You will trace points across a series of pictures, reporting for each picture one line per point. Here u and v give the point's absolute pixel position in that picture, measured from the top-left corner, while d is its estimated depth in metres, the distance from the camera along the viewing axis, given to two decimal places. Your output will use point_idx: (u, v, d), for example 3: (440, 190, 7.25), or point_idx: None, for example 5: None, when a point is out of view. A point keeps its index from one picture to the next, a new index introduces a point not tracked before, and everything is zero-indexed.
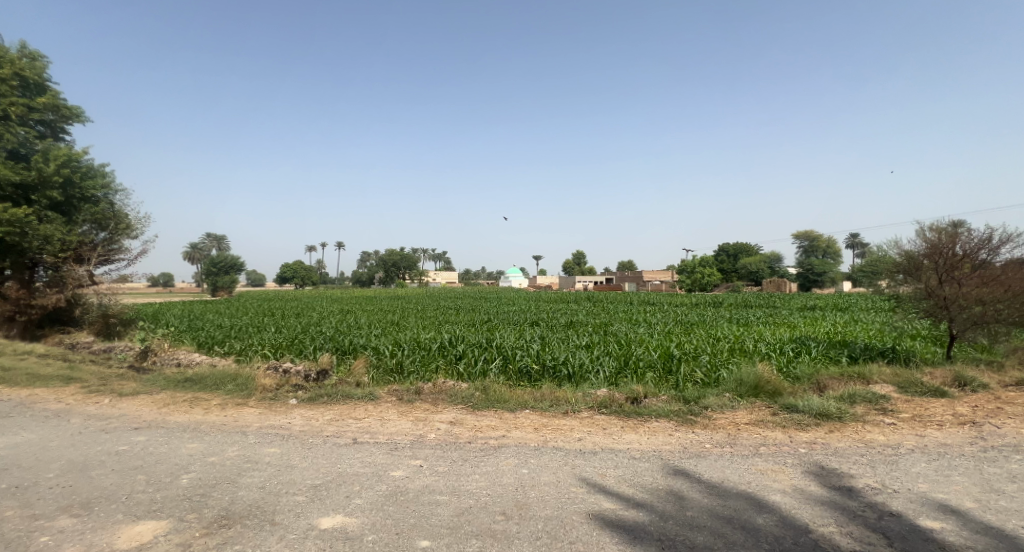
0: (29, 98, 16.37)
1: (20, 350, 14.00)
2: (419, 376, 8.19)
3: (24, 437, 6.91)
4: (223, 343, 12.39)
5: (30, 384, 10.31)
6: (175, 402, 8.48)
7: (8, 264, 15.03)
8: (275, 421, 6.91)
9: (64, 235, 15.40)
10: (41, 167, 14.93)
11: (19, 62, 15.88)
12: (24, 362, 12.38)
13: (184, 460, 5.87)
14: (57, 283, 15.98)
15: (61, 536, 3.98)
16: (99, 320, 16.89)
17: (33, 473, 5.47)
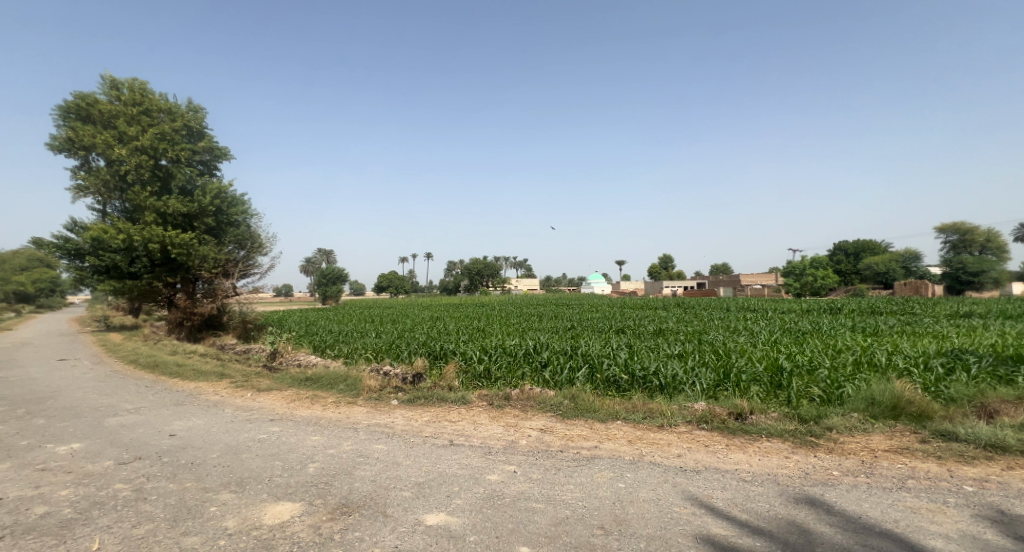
0: (193, 143, 19.86)
1: (186, 350, 16.76)
2: (506, 382, 8.43)
3: (193, 422, 8.30)
4: (333, 347, 13.77)
5: (194, 378, 12.34)
6: (300, 399, 9.61)
7: (178, 279, 18.24)
8: (380, 419, 7.56)
9: (217, 254, 18.19)
10: (200, 199, 17.97)
11: (186, 115, 19.57)
12: (189, 360, 14.77)
13: (310, 450, 6.65)
14: (211, 294, 18.84)
15: (225, 508, 4.73)
16: (240, 325, 19.53)
17: (201, 453, 6.55)
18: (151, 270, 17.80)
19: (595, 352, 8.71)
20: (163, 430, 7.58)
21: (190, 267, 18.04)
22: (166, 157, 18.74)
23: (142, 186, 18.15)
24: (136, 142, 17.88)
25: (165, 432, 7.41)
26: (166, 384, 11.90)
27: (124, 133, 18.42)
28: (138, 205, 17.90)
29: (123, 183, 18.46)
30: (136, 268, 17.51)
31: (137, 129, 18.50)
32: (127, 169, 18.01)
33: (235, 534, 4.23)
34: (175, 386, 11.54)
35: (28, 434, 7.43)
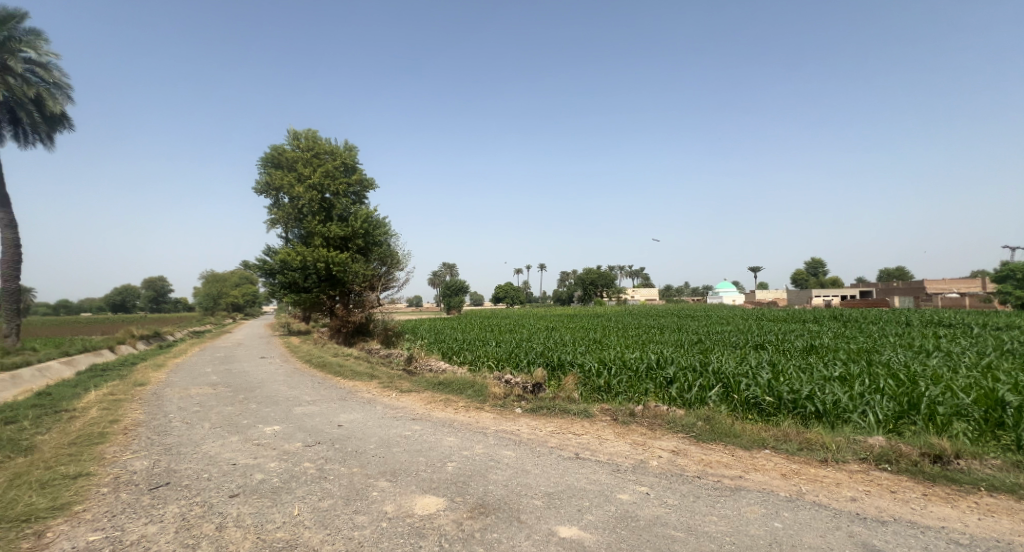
0: (349, 177, 23.30)
1: (343, 353, 19.20)
2: (628, 397, 8.11)
3: (352, 415, 9.47)
4: (458, 353, 14.65)
5: (351, 378, 14.08)
6: (435, 401, 10.36)
7: (336, 292, 21.20)
8: (507, 426, 7.79)
9: (365, 270, 20.88)
10: (353, 224, 20.90)
11: (344, 154, 23.15)
12: (346, 362, 16.88)
13: (447, 450, 7.11)
14: (361, 305, 21.49)
15: (384, 494, 5.28)
16: (383, 332, 21.85)
17: (361, 443, 7.42)
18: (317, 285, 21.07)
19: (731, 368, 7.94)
20: (333, 420, 8.78)
21: (345, 283, 20.87)
22: (329, 191, 22.28)
23: (312, 216, 21.74)
24: (310, 181, 21.72)
25: (334, 423, 8.58)
26: (331, 382, 13.79)
27: (301, 174, 22.44)
28: (309, 231, 21.44)
29: (299, 215, 22.29)
30: (308, 283, 20.62)
31: (309, 169, 22.41)
32: (302, 202, 21.75)
33: (392, 519, 4.66)
34: (337, 384, 13.28)
35: (239, 416, 9.20)
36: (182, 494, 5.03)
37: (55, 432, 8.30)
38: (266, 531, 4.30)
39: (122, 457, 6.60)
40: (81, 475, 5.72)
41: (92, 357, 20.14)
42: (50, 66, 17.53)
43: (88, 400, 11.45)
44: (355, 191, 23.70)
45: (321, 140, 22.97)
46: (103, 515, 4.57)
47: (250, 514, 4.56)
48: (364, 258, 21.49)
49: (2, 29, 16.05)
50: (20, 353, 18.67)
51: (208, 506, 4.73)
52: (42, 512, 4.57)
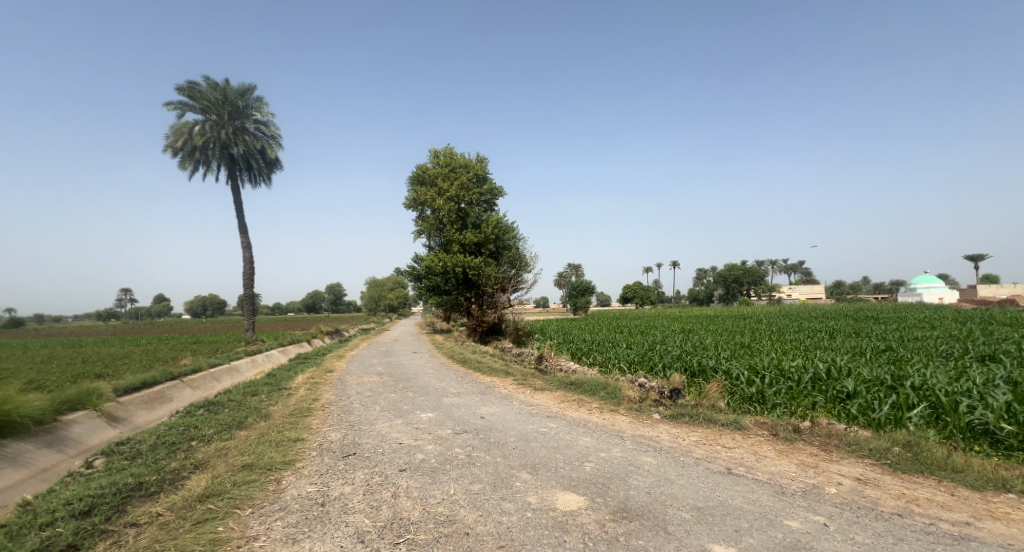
0: (480, 187, 24.82)
1: (481, 350, 20.44)
2: (792, 411, 7.22)
3: (492, 408, 10.08)
4: (588, 354, 14.50)
5: (489, 374, 14.94)
6: (568, 400, 10.49)
7: (472, 295, 22.71)
8: (645, 431, 7.58)
9: (498, 273, 21.95)
10: (484, 231, 22.26)
11: (475, 166, 24.76)
12: (485, 359, 17.96)
13: (583, 450, 7.15)
14: (493, 306, 22.50)
15: (527, 485, 5.54)
16: (514, 332, 22.52)
17: (502, 435, 7.85)
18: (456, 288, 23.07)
19: (937, 384, 6.59)
20: (476, 412, 9.48)
21: (480, 286, 22.21)
22: (464, 202, 24.03)
23: (451, 225, 23.68)
24: (448, 194, 23.69)
25: (477, 413, 9.26)
26: (473, 376, 14.84)
27: (440, 188, 24.61)
28: (448, 239, 23.45)
29: (439, 225, 24.49)
30: (448, 286, 22.49)
31: (447, 183, 24.47)
32: (443, 213, 23.83)
33: (536, 510, 4.88)
34: (477, 379, 14.26)
35: (401, 402, 10.52)
36: (366, 465, 6.19)
37: (279, 404, 10.69)
38: (430, 506, 4.96)
39: (324, 428, 8.26)
40: (299, 439, 7.42)
41: (295, 348, 24.77)
42: (267, 124, 23.17)
43: (295, 382, 14.20)
44: (486, 199, 25.16)
45: (456, 156, 24.94)
46: (315, 474, 5.94)
47: (416, 488, 5.37)
48: (495, 262, 22.64)
49: (243, 101, 22.03)
50: (251, 344, 23.92)
51: (384, 477, 5.73)
52: (276, 465, 6.20)
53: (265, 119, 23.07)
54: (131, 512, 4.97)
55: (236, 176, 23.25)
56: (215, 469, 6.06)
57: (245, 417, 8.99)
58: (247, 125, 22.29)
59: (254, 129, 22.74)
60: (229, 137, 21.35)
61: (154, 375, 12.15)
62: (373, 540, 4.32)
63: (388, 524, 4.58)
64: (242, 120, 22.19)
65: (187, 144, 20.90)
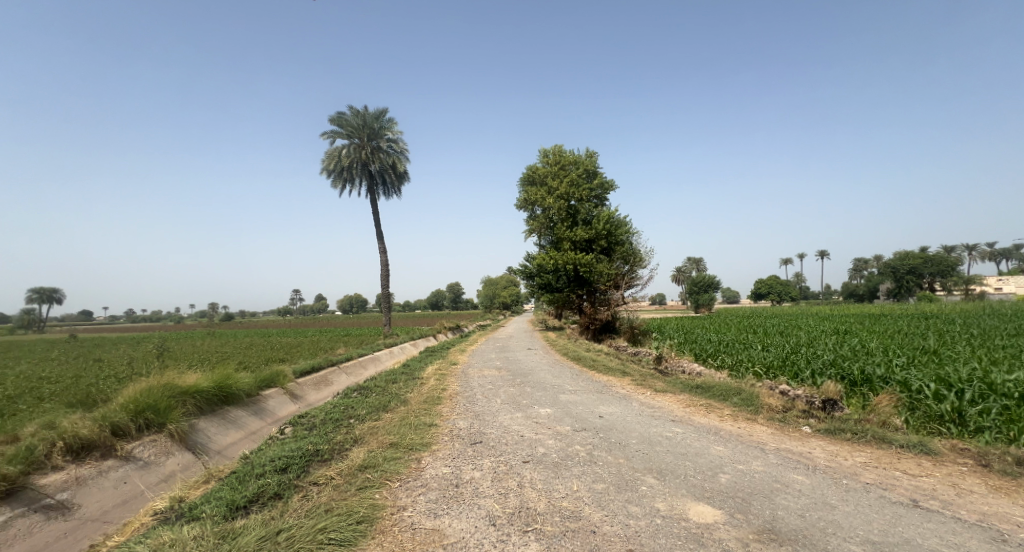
0: (590, 182, 24.30)
1: (595, 348, 20.03)
2: (1011, 438, 5.75)
3: (611, 408, 9.70)
4: (715, 356, 13.27)
5: (604, 373, 14.47)
6: (694, 405, 9.70)
7: (584, 292, 22.34)
8: (793, 446, 6.65)
9: (610, 269, 21.24)
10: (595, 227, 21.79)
11: (585, 161, 24.35)
12: (600, 357, 17.55)
13: (717, 460, 6.46)
14: (606, 303, 21.63)
15: (654, 491, 5.25)
16: (628, 331, 21.10)
17: (624, 437, 7.48)
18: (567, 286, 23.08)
19: None
20: (594, 411, 9.24)
21: (592, 283, 21.77)
22: (574, 199, 23.78)
23: (562, 223, 23.62)
24: (557, 192, 23.70)
25: (596, 412, 9.04)
26: (588, 374, 14.54)
27: (551, 186, 24.72)
28: (559, 238, 23.49)
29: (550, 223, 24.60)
30: (560, 283, 22.52)
31: (557, 181, 24.47)
32: (553, 212, 23.91)
33: (665, 518, 4.61)
34: (593, 377, 13.93)
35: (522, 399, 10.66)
36: (491, 452, 6.93)
37: (414, 392, 12.34)
38: (555, 499, 5.18)
39: (453, 415, 9.43)
40: (433, 424, 8.78)
41: (423, 341, 26.79)
42: (398, 141, 25.49)
43: (426, 372, 15.41)
44: (597, 194, 24.53)
45: (565, 153, 24.81)
46: (448, 456, 6.95)
47: (541, 480, 5.69)
48: (607, 258, 21.97)
49: (378, 123, 24.50)
50: (387, 337, 26.45)
51: (509, 467, 6.24)
52: (417, 446, 7.36)
53: (395, 136, 25.29)
54: (314, 472, 6.42)
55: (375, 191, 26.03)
56: (370, 444, 7.61)
57: (389, 402, 11.02)
58: (381, 143, 24.67)
59: (386, 146, 25.05)
60: (365, 156, 23.83)
61: (319, 362, 14.66)
62: (503, 525, 4.71)
63: (516, 512, 4.92)
64: (376, 139, 24.60)
65: (332, 163, 23.87)
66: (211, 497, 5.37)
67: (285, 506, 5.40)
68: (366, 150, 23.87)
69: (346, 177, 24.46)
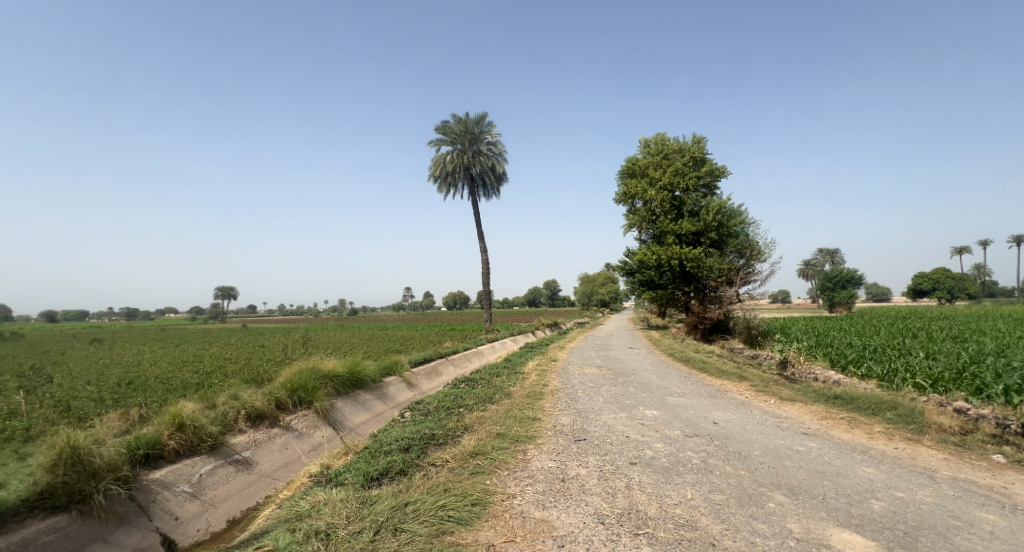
0: (699, 170, 22.53)
1: (705, 349, 18.62)
2: None
3: (728, 415, 8.79)
4: (858, 363, 11.48)
5: (718, 376, 13.28)
6: (833, 418, 8.40)
7: (692, 289, 20.87)
8: (976, 477, 5.40)
9: (722, 263, 19.49)
10: (704, 218, 20.24)
11: (692, 148, 22.66)
12: (711, 359, 16.26)
13: (867, 482, 5.43)
14: (717, 300, 19.87)
15: (784, 509, 4.74)
16: (745, 331, 18.93)
17: (745, 448, 6.71)
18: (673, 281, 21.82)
19: None
20: (708, 417, 8.49)
21: (701, 278, 20.27)
22: (680, 189, 22.32)
23: (666, 216, 22.41)
24: (661, 183, 22.48)
25: (710, 419, 8.30)
26: (698, 377, 13.47)
27: (653, 178, 23.54)
28: (664, 231, 22.33)
29: (653, 216, 23.45)
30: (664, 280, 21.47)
31: (660, 171, 23.18)
32: (657, 204, 22.80)
33: (800, 542, 4.15)
34: (705, 380, 12.85)
35: (630, 401, 10.13)
36: (596, 451, 6.89)
37: (517, 386, 12.41)
38: (667, 505, 4.96)
39: (556, 411, 9.57)
40: (537, 418, 8.99)
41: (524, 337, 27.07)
42: (497, 144, 25.87)
43: (527, 367, 15.48)
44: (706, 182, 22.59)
45: (670, 141, 23.34)
46: (553, 451, 7.10)
47: (650, 484, 5.51)
48: (718, 251, 20.24)
49: (477, 128, 25.09)
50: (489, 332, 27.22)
51: (616, 467, 6.12)
52: (522, 438, 7.67)
53: (495, 139, 25.67)
54: (430, 454, 7.16)
55: (475, 194, 26.70)
56: (479, 433, 8.07)
57: (495, 393, 11.30)
58: (482, 147, 25.25)
59: (487, 149, 25.56)
60: (467, 161, 24.57)
61: (430, 354, 15.43)
62: (612, 524, 4.67)
63: (626, 514, 4.82)
64: (477, 143, 25.21)
65: (438, 169, 25.01)
66: (351, 465, 6.72)
67: (408, 484, 6.09)
68: (467, 155, 24.56)
69: (450, 183, 25.51)
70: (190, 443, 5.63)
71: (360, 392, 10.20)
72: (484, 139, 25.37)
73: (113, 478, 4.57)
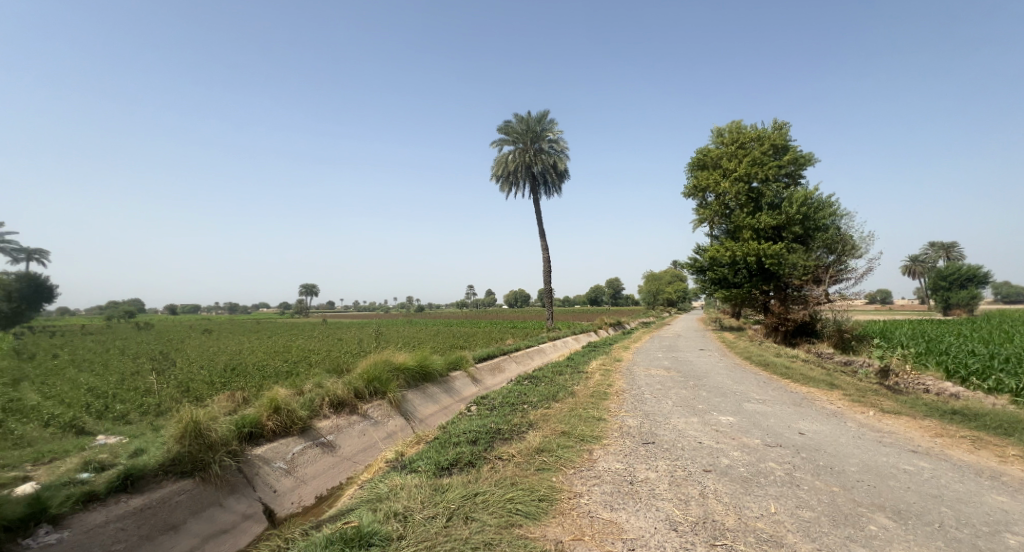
0: (780, 159, 20.77)
1: (787, 353, 17.20)
2: None
3: (816, 426, 7.89)
4: (983, 375, 10.00)
5: (805, 383, 12.08)
6: (951, 436, 7.27)
7: (772, 287, 19.36)
8: None
9: (807, 260, 17.81)
10: (786, 211, 18.72)
11: (772, 135, 20.95)
12: (794, 363, 14.98)
13: (998, 513, 4.64)
14: (802, 301, 17.98)
15: (888, 533, 4.33)
16: (836, 335, 16.86)
17: (839, 464, 6.02)
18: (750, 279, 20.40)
19: None
20: (793, 427, 7.74)
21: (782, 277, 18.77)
22: (758, 180, 20.80)
23: (741, 209, 21.02)
24: (736, 175, 21.14)
25: (795, 430, 7.56)
26: (780, 383, 12.35)
27: (727, 169, 22.17)
28: (739, 226, 20.97)
29: (727, 210, 22.16)
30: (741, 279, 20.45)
31: (735, 162, 21.76)
32: (731, 198, 21.46)
33: None
34: (788, 387, 11.73)
35: (701, 406, 9.49)
36: (666, 455, 6.64)
37: (581, 385, 12.03)
38: (748, 518, 4.72)
39: (622, 412, 9.27)
40: (602, 418, 8.76)
41: (587, 337, 26.48)
42: (559, 141, 25.43)
43: (591, 366, 15.00)
44: (788, 171, 20.65)
45: (746, 129, 21.77)
46: (620, 452, 6.92)
47: (727, 493, 5.23)
48: (803, 246, 18.53)
49: (539, 125, 24.82)
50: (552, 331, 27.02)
51: (689, 474, 5.86)
52: (588, 437, 7.50)
53: (557, 136, 25.25)
54: (497, 448, 7.32)
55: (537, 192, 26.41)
56: (544, 430, 8.09)
57: (559, 391, 11.08)
58: (543, 145, 24.89)
59: (549, 147, 25.17)
60: (528, 160, 24.37)
61: (494, 350, 15.34)
62: (685, 533, 4.50)
63: (701, 523, 4.64)
64: (539, 141, 24.88)
65: (500, 169, 25.07)
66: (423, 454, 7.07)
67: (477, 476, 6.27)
68: (529, 153, 24.35)
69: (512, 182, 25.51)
70: (284, 425, 6.64)
71: (428, 386, 10.32)
72: (546, 137, 24.99)
73: (225, 451, 5.55)
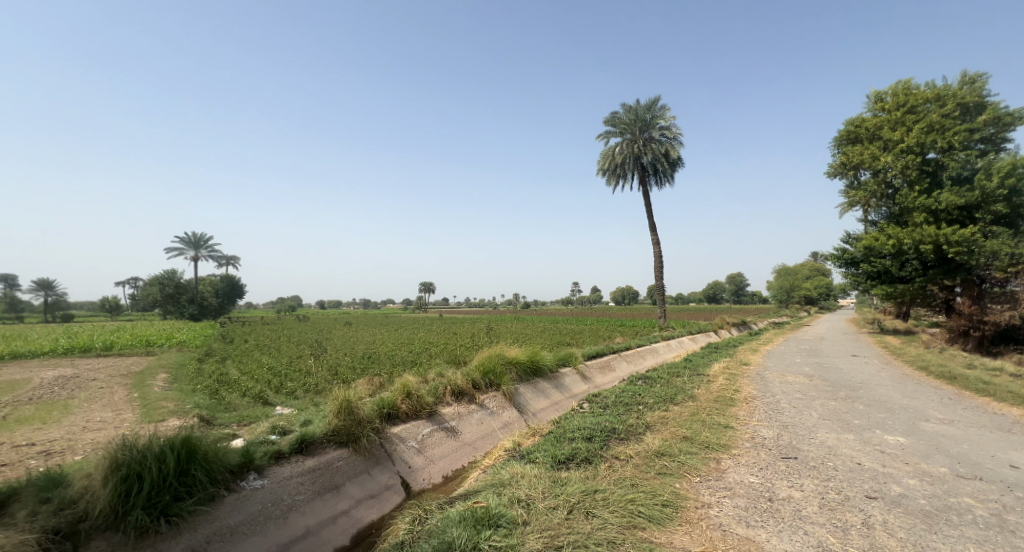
0: (972, 121, 16.50)
1: (978, 363, 13.70)
2: None
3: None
4: None
5: (1016, 403, 9.17)
6: None
7: (957, 282, 15.41)
8: None
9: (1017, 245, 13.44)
10: (983, 184, 14.57)
11: (959, 92, 16.76)
12: (993, 377, 11.64)
13: None
14: (1008, 300, 14.23)
15: None
16: None
17: None
18: (923, 273, 16.63)
19: None
20: (996, 455, 5.95)
21: (973, 268, 14.90)
22: (936, 149, 16.82)
23: (911, 187, 17.22)
24: (903, 145, 17.38)
25: (1002, 461, 5.76)
26: (978, 402, 9.46)
27: (890, 140, 18.45)
28: (906, 208, 17.27)
29: (887, 190, 18.58)
30: (910, 272, 16.98)
31: (902, 131, 17.90)
32: (896, 174, 17.78)
33: None
34: (989, 407, 8.97)
35: (857, 422, 7.55)
36: (814, 474, 5.67)
37: (701, 388, 10.50)
38: None
39: (753, 421, 8.00)
40: (729, 426, 7.67)
41: (705, 337, 23.77)
42: (671, 128, 23.16)
43: (710, 369, 12.94)
44: (983, 136, 16.27)
45: (919, 88, 17.73)
46: (753, 464, 6.09)
47: (903, 528, 4.43)
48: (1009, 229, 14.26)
49: (648, 114, 22.88)
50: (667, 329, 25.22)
51: (845, 497, 5.06)
52: (714, 445, 6.74)
53: (669, 123, 23.04)
54: (614, 446, 6.91)
55: (646, 184, 24.50)
56: (663, 433, 7.35)
57: (677, 393, 9.75)
58: (654, 134, 22.92)
59: (660, 135, 23.10)
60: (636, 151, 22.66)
61: (603, 348, 14.26)
62: None
63: None
64: (649, 130, 22.96)
65: (608, 163, 23.94)
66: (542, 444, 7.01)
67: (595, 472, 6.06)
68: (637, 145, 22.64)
69: (621, 176, 24.18)
70: (414, 408, 7.38)
71: (537, 380, 9.88)
72: (657, 125, 22.96)
73: (369, 426, 6.53)
